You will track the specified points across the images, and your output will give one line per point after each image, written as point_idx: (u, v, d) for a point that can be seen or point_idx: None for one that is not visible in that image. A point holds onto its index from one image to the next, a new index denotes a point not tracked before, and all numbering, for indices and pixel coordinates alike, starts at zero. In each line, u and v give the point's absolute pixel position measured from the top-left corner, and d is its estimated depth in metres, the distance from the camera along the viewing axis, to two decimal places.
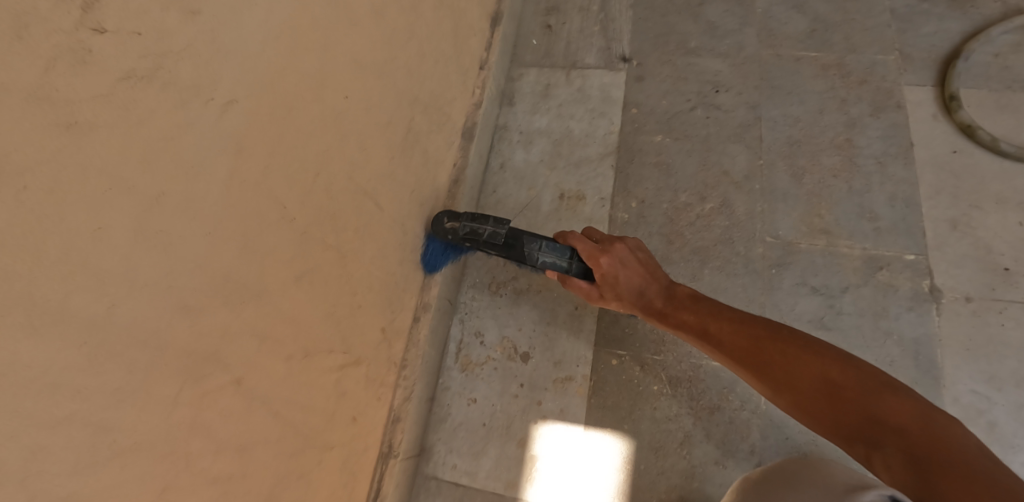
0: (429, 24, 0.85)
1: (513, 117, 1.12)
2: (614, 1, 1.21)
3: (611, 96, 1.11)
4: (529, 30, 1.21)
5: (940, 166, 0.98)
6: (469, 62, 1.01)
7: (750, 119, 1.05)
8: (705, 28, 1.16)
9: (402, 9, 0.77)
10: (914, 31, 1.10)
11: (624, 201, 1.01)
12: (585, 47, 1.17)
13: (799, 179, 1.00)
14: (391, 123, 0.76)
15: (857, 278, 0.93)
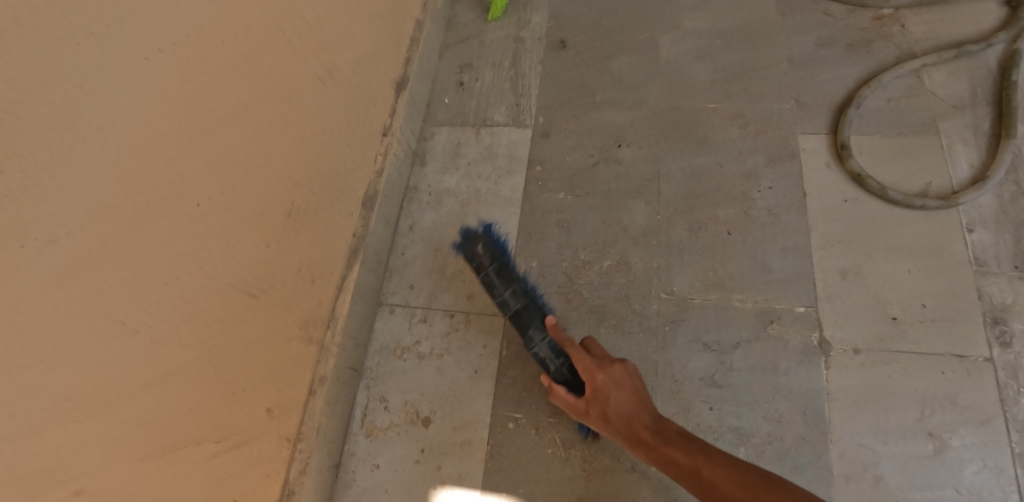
0: (311, 107, 0.88)
1: (424, 177, 1.15)
2: (525, 57, 1.25)
3: (518, 154, 1.14)
4: (443, 88, 1.24)
5: (832, 215, 1.00)
6: (371, 131, 1.04)
7: (650, 174, 1.07)
8: (612, 81, 1.18)
9: (273, 103, 0.80)
10: (812, 78, 1.12)
11: (525, 261, 1.04)
12: (495, 104, 1.20)
13: (696, 234, 1.01)
14: (266, 213, 0.80)
15: (749, 334, 0.94)
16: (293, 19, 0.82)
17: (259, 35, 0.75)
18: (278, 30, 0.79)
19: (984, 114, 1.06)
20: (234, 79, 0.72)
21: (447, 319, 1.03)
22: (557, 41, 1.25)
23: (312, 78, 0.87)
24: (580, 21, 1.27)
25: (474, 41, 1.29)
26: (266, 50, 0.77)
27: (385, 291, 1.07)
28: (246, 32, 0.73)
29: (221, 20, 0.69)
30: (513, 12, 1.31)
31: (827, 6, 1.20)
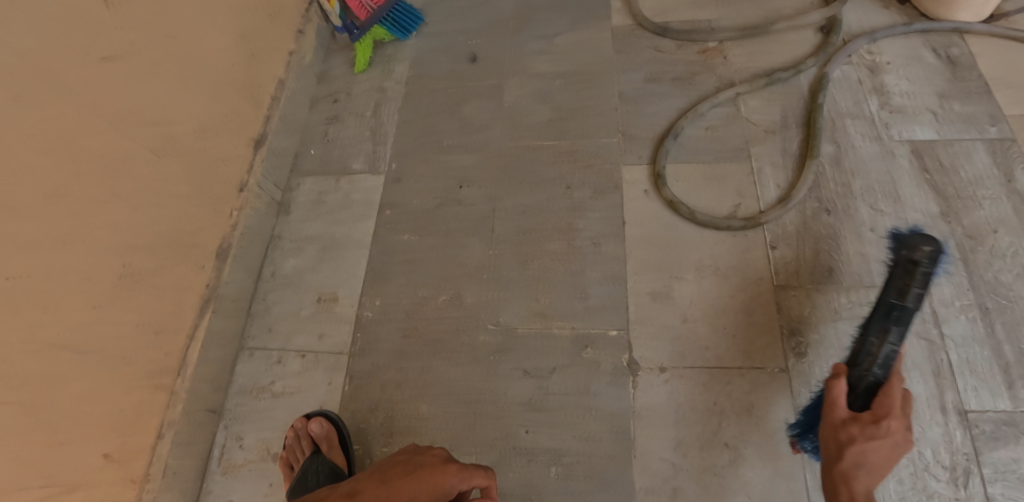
0: (144, 175, 0.97)
1: (288, 225, 1.24)
2: (386, 106, 1.34)
3: (371, 199, 1.22)
4: (311, 139, 1.34)
5: (648, 241, 1.07)
6: (223, 189, 1.14)
7: (487, 211, 1.15)
8: (460, 125, 1.27)
9: (94, 179, 0.88)
10: (639, 112, 1.21)
11: (370, 300, 1.12)
12: (355, 153, 1.29)
13: (523, 266, 1.09)
14: (93, 275, 0.88)
15: (564, 359, 1.01)
16: (115, 103, 0.93)
17: (73, 122, 0.85)
18: (97, 116, 0.89)
19: (794, 136, 1.14)
20: (45, 162, 0.81)
21: (299, 359, 1.11)
22: (416, 89, 1.35)
23: (143, 151, 0.97)
24: (438, 69, 1.37)
25: (342, 94, 1.39)
26: (83, 134, 0.87)
27: (247, 336, 1.16)
28: (58, 121, 0.83)
29: (28, 114, 0.79)
30: (378, 64, 1.41)
31: (658, 43, 1.29)
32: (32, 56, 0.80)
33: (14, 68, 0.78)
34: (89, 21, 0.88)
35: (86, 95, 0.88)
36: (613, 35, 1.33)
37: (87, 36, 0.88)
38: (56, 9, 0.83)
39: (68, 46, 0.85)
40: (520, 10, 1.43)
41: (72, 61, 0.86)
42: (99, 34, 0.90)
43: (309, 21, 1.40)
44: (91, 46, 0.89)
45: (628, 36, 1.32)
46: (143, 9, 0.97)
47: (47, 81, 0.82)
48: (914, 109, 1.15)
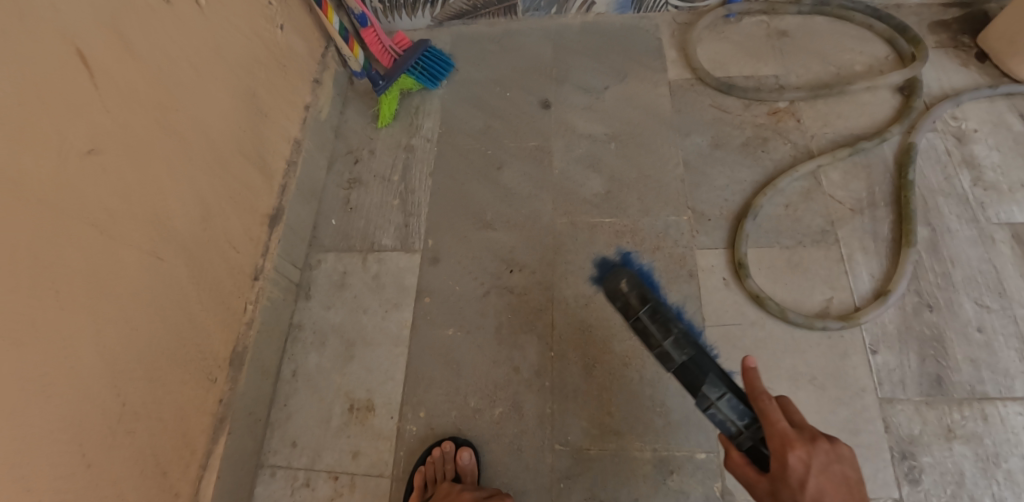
0: (142, 283, 0.79)
1: (308, 314, 1.08)
2: (414, 169, 1.17)
3: (405, 284, 1.06)
4: (330, 207, 1.17)
5: (731, 343, 0.95)
6: (235, 282, 0.96)
7: (543, 302, 1.01)
8: (502, 194, 1.11)
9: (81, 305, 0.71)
10: (708, 184, 1.08)
11: (412, 410, 0.97)
12: (383, 226, 1.12)
13: (589, 372, 0.95)
14: (83, 425, 0.71)
15: (646, 488, 0.87)
16: (106, 202, 0.74)
17: (48, 236, 0.67)
18: (83, 222, 0.71)
19: (884, 216, 1.02)
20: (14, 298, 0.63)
21: (331, 482, 0.95)
22: (447, 149, 1.18)
23: (140, 254, 0.79)
24: (471, 125, 1.20)
25: (362, 152, 1.22)
26: (64, 248, 0.69)
27: (266, 450, 0.99)
28: (29, 237, 0.65)
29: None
30: (403, 116, 1.24)
31: (721, 101, 1.16)
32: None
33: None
34: (68, 104, 0.70)
35: (69, 201, 0.70)
36: (669, 90, 1.19)
37: (65, 122, 0.70)
38: (23, 96, 0.65)
39: (41, 140, 0.67)
40: (560, 56, 1.27)
41: (49, 158, 0.68)
42: (82, 119, 0.71)
43: (325, 68, 1.23)
44: (73, 137, 0.71)
45: (686, 92, 1.18)
46: (135, 80, 0.79)
47: (15, 188, 0.63)
48: (1010, 186, 1.04)
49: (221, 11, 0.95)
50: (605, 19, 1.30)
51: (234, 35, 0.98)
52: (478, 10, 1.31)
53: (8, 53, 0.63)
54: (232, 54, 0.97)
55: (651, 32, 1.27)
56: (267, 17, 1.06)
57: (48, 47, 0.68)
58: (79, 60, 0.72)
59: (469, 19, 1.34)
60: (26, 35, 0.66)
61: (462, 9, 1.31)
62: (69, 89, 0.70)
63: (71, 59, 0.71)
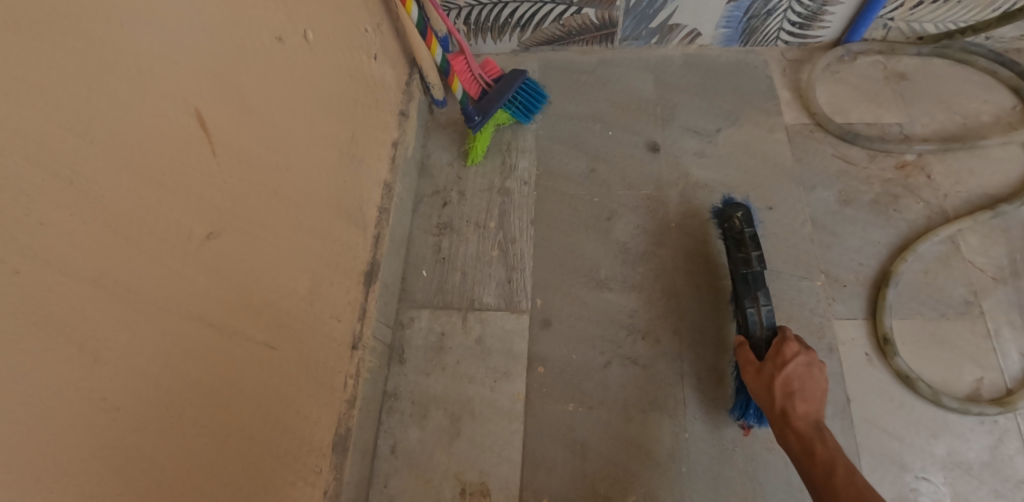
0: (255, 378, 0.67)
1: (404, 380, 0.97)
2: (514, 215, 1.07)
3: (514, 349, 0.97)
4: (419, 256, 1.05)
5: (879, 427, 0.88)
6: (338, 355, 0.85)
7: (672, 376, 0.93)
8: (615, 250, 1.02)
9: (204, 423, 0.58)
10: (839, 244, 1.00)
11: (533, 498, 0.88)
12: (484, 281, 1.02)
13: (728, 457, 0.87)
14: None
15: None
16: (221, 295, 0.61)
17: (173, 351, 0.54)
18: (203, 325, 0.58)
19: None
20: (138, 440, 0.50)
21: None
22: (548, 194, 1.08)
23: (252, 347, 0.66)
24: (573, 168, 1.10)
25: (451, 193, 1.10)
26: (187, 362, 0.56)
27: None
28: (153, 360, 0.52)
29: (109, 369, 0.47)
30: (495, 154, 1.13)
31: (846, 151, 1.08)
32: (115, 269, 0.48)
33: (90, 302, 0.46)
34: (185, 182, 0.56)
35: (189, 303, 0.56)
36: (787, 135, 1.10)
37: (188, 207, 0.57)
38: (147, 184, 0.51)
39: (165, 234, 0.54)
40: (662, 92, 1.17)
41: (173, 254, 0.55)
42: (203, 199, 0.58)
43: (410, 98, 1.11)
44: (192, 223, 0.57)
45: (806, 139, 1.09)
46: (250, 141, 0.66)
47: (139, 302, 0.50)
48: None
49: (327, 48, 0.82)
50: (709, 51, 1.21)
51: (337, 74, 0.85)
52: (572, 37, 1.20)
53: (125, 130, 0.49)
54: (336, 96, 0.85)
55: (760, 68, 1.18)
56: (363, 47, 0.93)
57: (170, 117, 0.54)
58: (200, 127, 0.58)
59: (560, 46, 1.23)
60: (142, 102, 0.51)
61: (555, 35, 1.20)
62: (191, 165, 0.57)
63: (192, 127, 0.57)
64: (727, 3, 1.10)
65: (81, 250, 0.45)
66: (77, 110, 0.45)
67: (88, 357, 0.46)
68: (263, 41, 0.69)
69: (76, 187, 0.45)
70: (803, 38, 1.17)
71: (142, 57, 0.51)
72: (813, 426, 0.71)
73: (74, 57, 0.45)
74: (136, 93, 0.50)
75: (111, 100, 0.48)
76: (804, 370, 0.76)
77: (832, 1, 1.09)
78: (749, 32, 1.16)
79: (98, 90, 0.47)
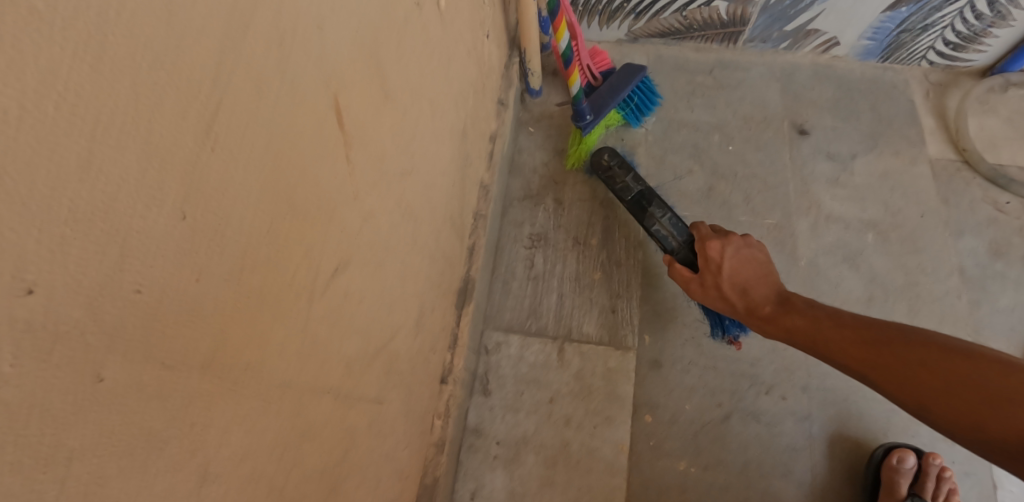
0: (358, 443, 0.51)
1: (490, 416, 0.82)
2: (619, 233, 0.92)
3: (619, 392, 0.83)
4: (508, 270, 0.90)
5: None
6: (430, 391, 0.71)
7: (801, 441, 0.80)
8: None
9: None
10: (989, 303, 0.88)
11: None
12: (585, 308, 0.88)
13: None
14: None
15: None
16: (340, 347, 0.46)
17: (290, 435, 0.40)
18: (317, 391, 0.43)
19: None
20: None
21: None
22: None
23: (361, 401, 0.51)
24: (689, 184, 0.96)
25: (546, 199, 0.95)
26: (303, 446, 0.42)
27: None
28: (268, 455, 0.37)
29: (218, 486, 0.33)
30: None
31: (996, 197, 0.95)
32: (235, 340, 0.33)
33: (204, 397, 0.31)
34: (319, 200, 0.40)
35: (309, 366, 0.41)
36: (931, 170, 0.97)
37: (318, 234, 0.40)
38: (278, 206, 0.35)
39: (290, 276, 0.37)
40: (790, 105, 1.03)
41: (298, 303, 0.39)
42: (332, 224, 0.42)
43: (508, 84, 0.95)
44: (324, 254, 0.41)
45: (952, 177, 0.96)
46: (383, 139, 0.49)
47: (256, 382, 0.36)
48: None
49: (453, 18, 0.65)
50: (843, 64, 1.06)
51: (456, 52, 0.68)
52: (691, 32, 1.05)
53: (251, 121, 0.31)
54: (455, 81, 0.69)
55: (901, 89, 1.04)
56: (480, 21, 0.77)
57: (308, 106, 0.37)
58: (336, 119, 0.41)
59: (674, 40, 1.07)
60: (284, 83, 0.34)
61: (672, 27, 1.05)
62: (325, 174, 0.40)
63: (328, 120, 0.40)
64: (882, 12, 0.95)
65: (198, 320, 0.30)
66: (204, 98, 0.28)
67: (197, 474, 0.31)
68: (405, 2, 0.51)
69: (187, 223, 0.28)
70: (951, 60, 1.03)
71: (285, 15, 0.33)
72: (737, 290, 0.74)
73: (208, 9, 0.27)
74: (271, 68, 0.33)
75: (243, 80, 0.30)
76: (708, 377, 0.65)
77: (1001, 23, 0.94)
78: (894, 46, 1.02)
79: (230, 64, 0.29)
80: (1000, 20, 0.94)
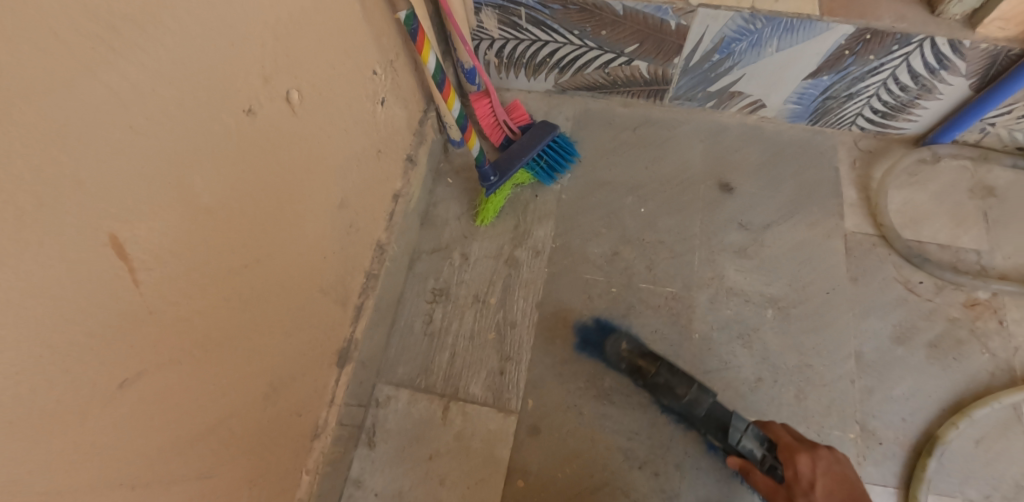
0: None
1: (371, 468, 0.85)
2: (518, 293, 0.93)
3: (495, 455, 0.85)
4: (407, 325, 0.93)
5: None
6: (295, 451, 0.75)
7: None
8: (628, 356, 0.88)
9: None
10: (884, 390, 0.86)
11: None
12: (474, 367, 0.89)
13: None
14: None
15: None
16: (133, 443, 0.50)
17: None
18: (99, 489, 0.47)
19: None
20: None
21: None
22: (562, 274, 0.94)
23: (170, 486, 0.55)
24: (596, 247, 0.96)
25: (453, 254, 0.97)
26: None
27: None
28: None
29: None
30: (508, 215, 0.99)
31: (909, 276, 0.92)
32: None
33: None
34: (93, 329, 0.44)
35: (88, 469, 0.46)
36: (845, 245, 0.94)
37: (96, 355, 0.45)
38: (30, 348, 0.40)
39: (50, 403, 0.42)
40: (711, 167, 1.01)
41: (68, 423, 0.43)
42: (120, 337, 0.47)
43: (422, 141, 0.97)
44: (104, 372, 0.46)
45: (866, 254, 0.94)
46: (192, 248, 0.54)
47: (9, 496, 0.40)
48: None
49: (316, 107, 0.69)
50: (771, 125, 1.04)
51: (326, 134, 0.71)
52: (616, 87, 1.04)
53: None
54: (325, 161, 0.72)
55: (828, 156, 1.01)
56: (369, 92, 0.79)
57: (68, 252, 0.41)
58: (114, 250, 0.45)
59: (601, 94, 1.07)
60: (30, 244, 0.38)
61: (597, 82, 1.04)
62: (101, 305, 0.45)
63: (102, 253, 0.44)
64: (804, 79, 0.93)
65: None
66: None
67: None
68: (224, 119, 0.55)
69: None
70: (882, 127, 1.00)
71: (27, 187, 0.37)
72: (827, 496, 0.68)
73: None
74: (8, 234, 0.37)
75: None
76: (831, 482, 0.70)
77: (927, 96, 0.92)
78: (821, 112, 0.99)
79: None
80: (925, 93, 0.91)
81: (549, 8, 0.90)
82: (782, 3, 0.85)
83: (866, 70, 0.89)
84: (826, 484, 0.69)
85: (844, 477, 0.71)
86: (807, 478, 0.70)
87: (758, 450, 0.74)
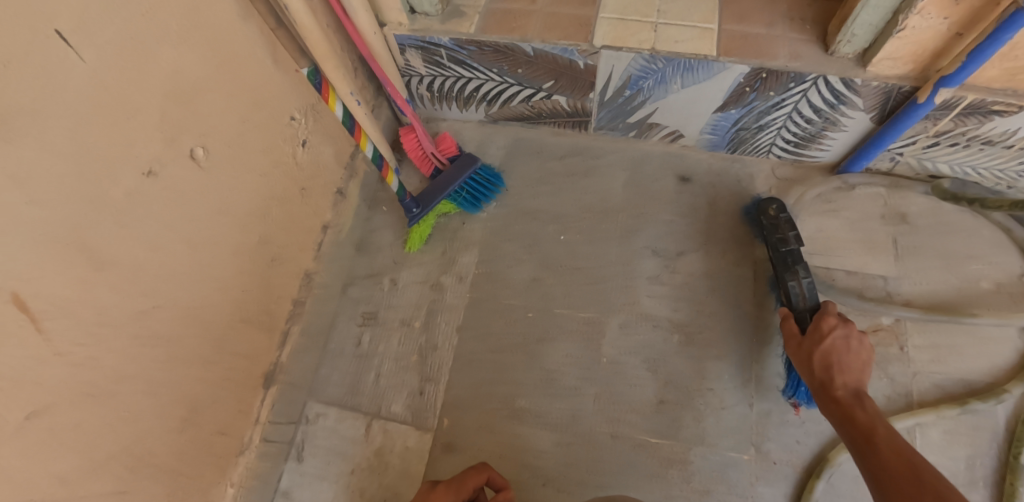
0: None
1: (298, 481, 0.92)
2: (441, 317, 1.00)
3: (412, 470, 0.91)
4: (338, 347, 1.00)
5: None
6: (218, 466, 0.82)
7: None
8: (539, 379, 0.94)
9: None
10: (782, 413, 0.90)
11: None
12: (397, 387, 0.96)
13: None
14: None
15: None
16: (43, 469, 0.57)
17: None
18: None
19: None
20: None
21: None
22: (484, 299, 1.00)
23: None
24: (516, 273, 1.01)
25: (384, 279, 1.04)
26: None
27: None
28: None
29: None
30: (437, 242, 1.05)
31: None
32: None
33: None
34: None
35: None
36: (755, 271, 0.98)
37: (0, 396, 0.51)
38: None
39: None
40: (630, 195, 1.06)
41: None
42: (22, 380, 0.53)
43: (353, 175, 1.05)
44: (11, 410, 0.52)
45: (774, 280, 0.97)
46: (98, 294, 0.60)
47: None
48: None
49: (227, 157, 0.75)
50: (692, 153, 1.08)
51: (243, 180, 0.78)
52: (542, 118, 1.09)
53: None
54: (241, 204, 0.79)
55: (745, 183, 1.05)
56: (287, 136, 0.86)
57: None
58: (16, 307, 0.52)
59: (530, 124, 1.12)
60: None
61: (524, 114, 1.09)
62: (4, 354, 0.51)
63: (2, 311, 0.50)
64: (714, 112, 0.97)
65: None
66: None
67: None
68: (128, 177, 0.61)
69: None
70: (797, 155, 1.03)
71: None
72: (826, 365, 0.77)
73: None
74: None
75: None
76: (846, 344, 0.78)
77: (832, 128, 0.95)
78: (736, 142, 1.03)
79: None
80: (830, 125, 0.94)
81: (466, 49, 0.96)
82: (682, 44, 0.89)
83: (769, 105, 0.93)
84: (838, 362, 0.77)
85: (858, 353, 0.78)
86: (824, 330, 0.80)
87: (802, 303, 0.86)
